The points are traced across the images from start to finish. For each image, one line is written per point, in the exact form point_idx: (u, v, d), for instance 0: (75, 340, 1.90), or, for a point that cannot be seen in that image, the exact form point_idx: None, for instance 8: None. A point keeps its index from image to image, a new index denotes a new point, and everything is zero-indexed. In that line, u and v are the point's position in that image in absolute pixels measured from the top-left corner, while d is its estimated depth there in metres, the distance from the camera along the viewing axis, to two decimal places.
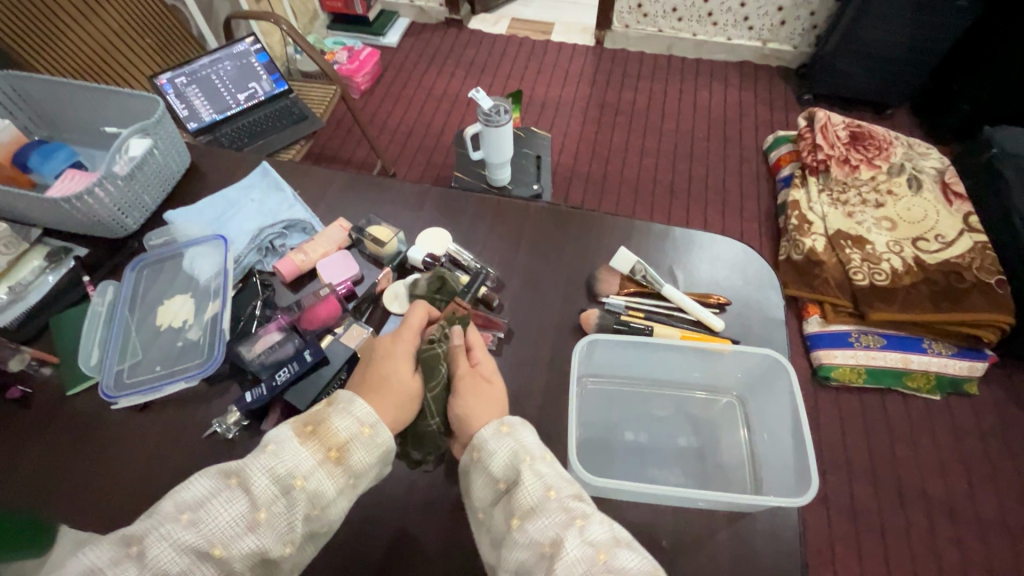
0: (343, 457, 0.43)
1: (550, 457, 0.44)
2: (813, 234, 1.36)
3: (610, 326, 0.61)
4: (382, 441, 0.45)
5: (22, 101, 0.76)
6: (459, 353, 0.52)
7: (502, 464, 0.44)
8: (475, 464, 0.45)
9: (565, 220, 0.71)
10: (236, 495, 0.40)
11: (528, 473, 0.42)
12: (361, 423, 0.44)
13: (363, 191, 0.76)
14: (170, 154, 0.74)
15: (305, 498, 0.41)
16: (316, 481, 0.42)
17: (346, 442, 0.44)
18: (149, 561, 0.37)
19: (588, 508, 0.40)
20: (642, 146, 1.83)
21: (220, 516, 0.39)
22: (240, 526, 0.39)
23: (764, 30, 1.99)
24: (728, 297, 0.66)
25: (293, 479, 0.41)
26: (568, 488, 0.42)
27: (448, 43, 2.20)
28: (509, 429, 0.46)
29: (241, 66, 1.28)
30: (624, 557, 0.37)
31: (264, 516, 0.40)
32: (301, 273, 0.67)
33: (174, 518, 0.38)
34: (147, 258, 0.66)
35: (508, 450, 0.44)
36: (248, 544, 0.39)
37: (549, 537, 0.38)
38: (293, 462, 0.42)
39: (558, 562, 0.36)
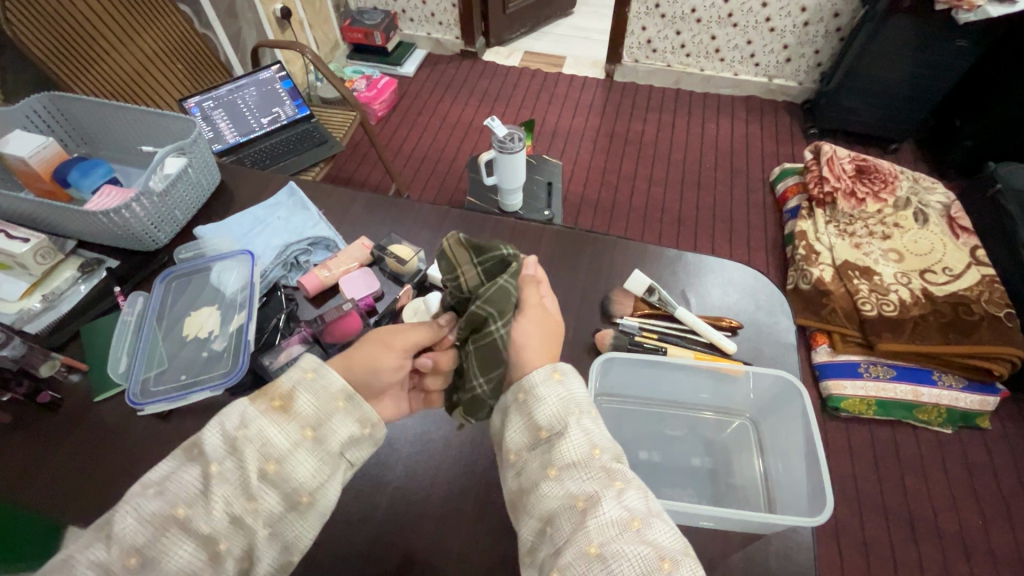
0: (288, 404, 0.42)
1: (596, 412, 0.44)
2: (821, 264, 1.38)
3: (624, 347, 0.62)
4: (327, 383, 0.43)
5: (64, 120, 0.80)
6: (530, 283, 0.52)
7: (551, 410, 0.43)
8: (518, 405, 0.45)
9: (579, 242, 0.73)
10: (192, 459, 0.40)
11: (575, 427, 0.42)
12: (304, 369, 0.44)
13: (384, 211, 0.78)
14: (201, 171, 0.78)
15: (252, 447, 0.40)
16: (259, 429, 0.41)
17: (288, 391, 0.43)
18: (118, 535, 0.37)
19: (628, 472, 0.41)
20: (651, 175, 1.87)
21: (179, 481, 0.39)
22: (197, 486, 0.39)
23: (769, 67, 2.06)
24: (740, 320, 0.67)
25: (235, 431, 0.40)
26: (611, 448, 0.42)
27: (463, 74, 2.28)
28: (560, 375, 0.45)
29: (266, 91, 1.36)
30: (656, 529, 0.38)
31: (215, 469, 0.39)
32: (323, 288, 0.69)
33: (141, 491, 0.39)
34: (176, 270, 0.69)
35: (558, 397, 0.44)
36: (204, 501, 0.38)
37: (585, 493, 0.39)
38: (241, 418, 0.41)
39: (593, 518, 0.37)
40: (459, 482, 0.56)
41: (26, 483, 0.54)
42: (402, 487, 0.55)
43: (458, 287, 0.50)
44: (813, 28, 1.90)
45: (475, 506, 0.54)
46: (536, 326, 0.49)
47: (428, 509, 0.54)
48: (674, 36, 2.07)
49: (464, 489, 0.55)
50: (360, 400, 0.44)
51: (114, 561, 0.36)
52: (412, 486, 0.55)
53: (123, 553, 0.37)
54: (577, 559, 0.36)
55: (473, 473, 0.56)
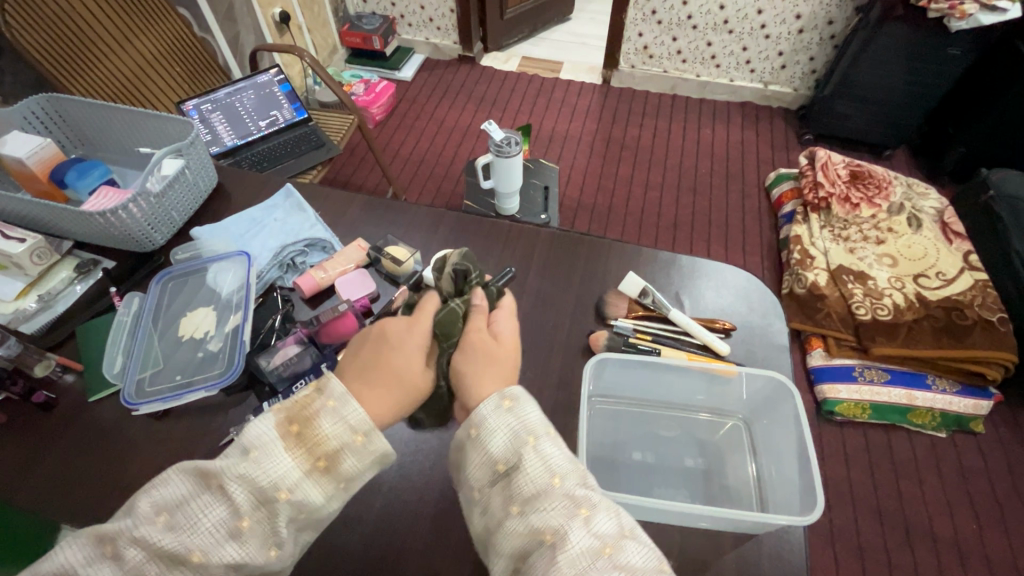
0: (332, 466, 0.42)
1: (551, 434, 0.43)
2: (815, 269, 1.40)
3: (619, 347, 0.63)
4: (374, 449, 0.43)
5: (62, 123, 0.81)
6: (479, 313, 0.52)
7: (502, 443, 0.43)
8: (472, 441, 0.43)
9: (574, 245, 0.73)
10: (216, 500, 0.39)
11: (531, 457, 0.41)
12: (354, 431, 0.42)
13: (381, 214, 0.79)
14: (199, 173, 0.78)
15: (288, 507, 0.40)
16: (302, 492, 0.41)
17: (335, 451, 0.42)
18: (126, 562, 0.37)
19: (593, 495, 0.40)
20: (647, 179, 1.88)
21: (200, 520, 0.38)
22: (221, 533, 0.38)
23: (765, 73, 2.07)
24: (733, 323, 0.67)
25: (277, 492, 0.40)
26: (573, 473, 0.41)
27: (461, 78, 2.30)
28: (510, 403, 0.44)
29: (264, 95, 1.37)
30: (628, 552, 0.38)
31: (246, 524, 0.39)
32: (319, 289, 0.69)
33: (150, 520, 0.38)
34: (172, 271, 0.69)
35: (508, 428, 0.43)
36: (229, 553, 0.38)
37: (552, 526, 0.38)
38: (281, 473, 0.40)
39: (564, 551, 0.37)
40: (454, 485, 0.56)
41: (20, 483, 0.54)
42: (397, 490, 0.55)
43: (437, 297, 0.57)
44: (808, 35, 1.92)
45: None
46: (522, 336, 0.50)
47: (423, 511, 0.54)
48: (670, 42, 2.09)
49: (459, 491, 0.55)
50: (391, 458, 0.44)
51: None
52: (407, 488, 0.56)
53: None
54: None
55: None
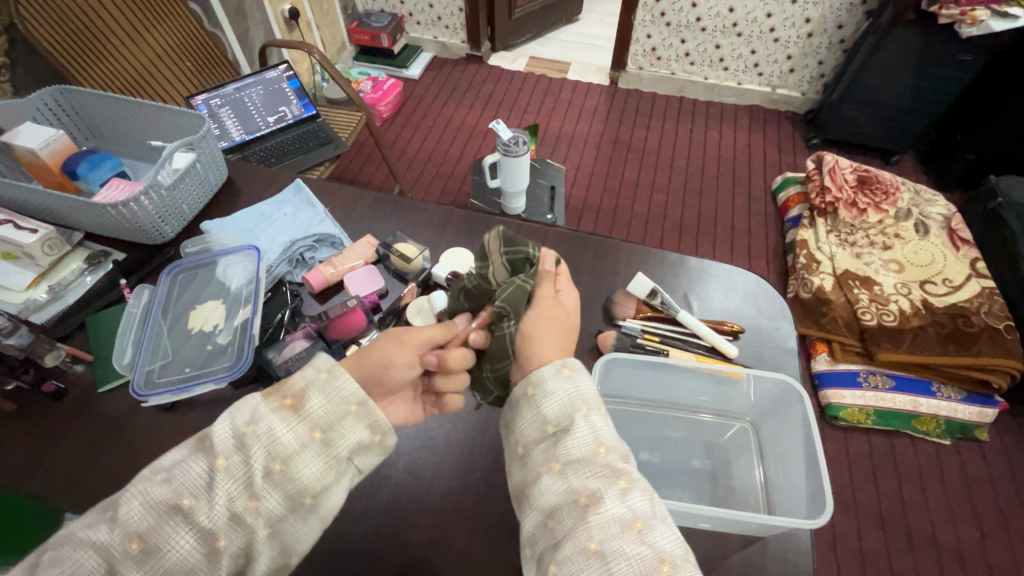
0: (299, 403, 0.43)
1: (604, 411, 0.44)
2: (821, 273, 1.39)
3: (626, 348, 0.63)
4: (338, 386, 0.44)
5: (75, 114, 0.81)
6: (546, 279, 0.53)
7: (557, 406, 0.44)
8: (527, 399, 0.45)
9: (582, 245, 0.74)
10: (203, 453, 0.40)
11: (581, 425, 0.43)
12: (318, 369, 0.44)
13: (390, 210, 0.79)
14: (210, 166, 0.78)
15: (259, 443, 0.40)
16: (267, 426, 0.41)
17: (302, 389, 0.43)
18: (121, 517, 0.38)
19: (634, 472, 0.41)
20: (653, 181, 1.89)
21: (187, 472, 0.40)
22: (204, 483, 0.39)
23: (773, 76, 2.08)
24: (741, 325, 0.67)
25: (246, 427, 0.41)
26: (618, 447, 0.42)
27: (469, 77, 2.30)
28: (569, 372, 0.45)
29: (272, 91, 1.38)
30: (658, 533, 0.38)
31: (221, 463, 0.40)
32: (329, 284, 0.70)
33: (149, 477, 0.40)
34: (182, 264, 0.69)
35: (566, 394, 0.44)
36: (210, 497, 0.39)
37: (589, 490, 0.39)
38: (250, 411, 0.42)
39: (594, 516, 0.38)
40: (460, 481, 0.56)
41: (29, 473, 0.55)
42: (403, 483, 0.56)
43: (483, 279, 0.52)
44: (817, 39, 1.92)
45: (476, 505, 0.54)
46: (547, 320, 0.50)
47: (429, 505, 0.54)
48: (678, 44, 2.09)
49: (466, 485, 0.56)
50: (385, 426, 0.45)
51: (116, 545, 0.38)
52: (414, 482, 0.56)
53: (125, 538, 0.38)
54: (576, 554, 0.36)
55: (474, 471, 0.57)
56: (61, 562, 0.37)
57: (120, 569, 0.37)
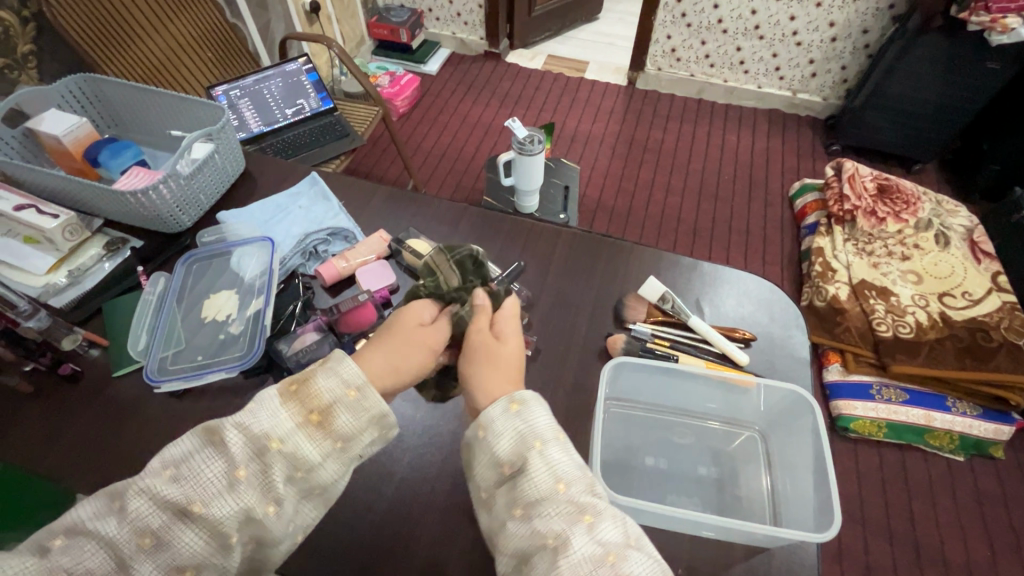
0: (326, 420, 0.42)
1: (560, 439, 0.44)
2: (837, 282, 1.37)
3: (635, 352, 0.63)
4: (369, 404, 0.43)
5: (98, 102, 0.83)
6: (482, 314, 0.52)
7: (507, 446, 0.43)
8: (480, 441, 0.44)
9: (594, 247, 0.74)
10: (217, 454, 0.39)
11: (535, 461, 0.42)
12: (346, 385, 0.43)
13: (403, 205, 0.79)
14: (227, 157, 0.79)
15: (281, 458, 0.40)
16: (294, 444, 0.41)
17: (328, 405, 0.42)
18: (129, 513, 0.38)
19: (598, 503, 0.41)
20: (668, 183, 1.89)
21: (201, 473, 0.39)
22: (221, 485, 0.39)
23: (794, 81, 2.06)
24: (754, 332, 0.66)
25: (270, 441, 0.40)
26: (578, 480, 0.42)
27: (487, 74, 2.30)
28: (518, 407, 0.44)
29: (292, 83, 1.39)
30: (633, 561, 0.38)
31: (243, 474, 0.39)
32: (340, 278, 0.70)
33: (157, 473, 0.39)
34: (197, 253, 0.70)
35: (515, 430, 0.43)
36: (227, 504, 0.38)
37: (554, 530, 0.39)
38: (273, 423, 0.41)
39: (565, 559, 0.37)
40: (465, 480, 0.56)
41: (43, 455, 0.56)
42: (408, 480, 0.56)
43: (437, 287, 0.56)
44: (841, 43, 1.90)
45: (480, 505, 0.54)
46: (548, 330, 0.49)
47: (432, 503, 0.54)
48: (699, 46, 2.08)
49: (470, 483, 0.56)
50: (390, 422, 0.44)
51: (126, 541, 0.37)
52: (419, 478, 0.56)
53: (136, 533, 0.37)
54: None
55: None
56: (71, 550, 0.37)
57: (131, 564, 0.37)
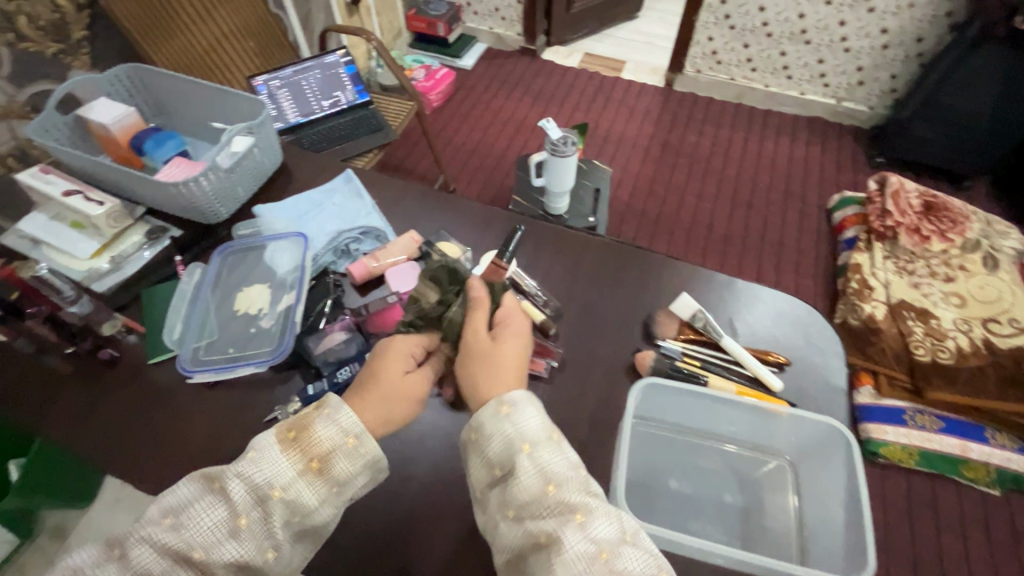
0: (325, 467, 0.45)
1: (550, 440, 0.45)
2: (874, 301, 1.33)
3: (664, 371, 0.61)
4: (366, 451, 0.46)
5: (145, 90, 0.85)
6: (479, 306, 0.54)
7: (498, 447, 0.45)
8: (473, 445, 0.46)
9: (625, 257, 0.72)
10: (219, 501, 0.43)
11: (524, 464, 0.43)
12: (345, 432, 0.46)
13: (435, 206, 0.79)
14: (267, 151, 0.79)
15: (282, 506, 0.43)
16: (295, 492, 0.44)
17: (328, 453, 0.45)
18: (131, 560, 0.41)
19: (591, 501, 0.42)
20: (700, 190, 1.85)
21: (202, 520, 0.42)
22: (223, 531, 0.42)
23: (840, 88, 1.99)
24: (787, 356, 0.64)
25: (272, 489, 0.43)
26: (568, 481, 0.43)
27: (521, 70, 2.29)
28: (508, 409, 0.46)
29: (329, 75, 1.41)
30: (625, 558, 0.40)
31: (244, 522, 0.42)
32: (370, 276, 0.70)
33: (157, 521, 0.42)
34: (233, 245, 0.71)
35: (505, 435, 0.45)
36: (229, 551, 0.42)
37: (546, 530, 0.40)
38: (274, 473, 0.44)
39: (558, 558, 0.38)
40: None
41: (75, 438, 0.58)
42: (425, 484, 0.56)
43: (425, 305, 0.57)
44: (892, 51, 1.83)
45: None
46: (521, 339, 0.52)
47: (448, 510, 0.54)
48: (741, 49, 2.02)
49: None
50: (382, 466, 0.47)
51: None
52: (438, 484, 0.56)
53: None
54: None
55: None
56: None
57: None
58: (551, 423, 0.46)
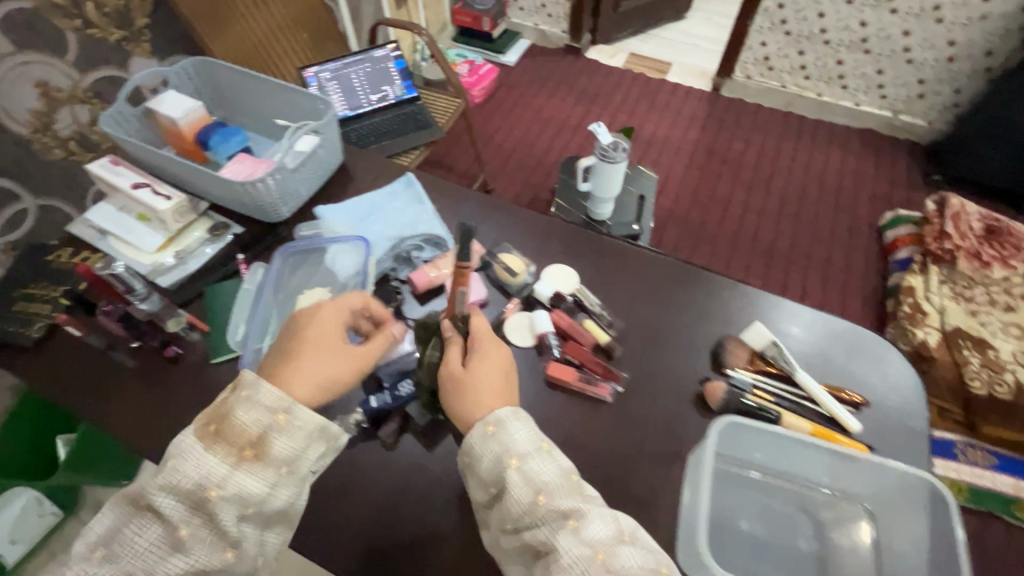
0: (260, 454, 0.46)
1: (536, 450, 0.47)
2: (927, 326, 1.27)
3: (735, 405, 0.58)
4: (299, 426, 0.47)
5: (210, 85, 0.85)
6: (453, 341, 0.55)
7: (488, 466, 0.47)
8: (467, 467, 0.49)
9: (694, 280, 0.70)
10: (150, 521, 0.45)
11: (514, 479, 0.46)
12: (271, 412, 0.47)
13: (495, 215, 0.77)
14: (330, 150, 0.78)
15: (227, 502, 0.44)
16: (235, 484, 0.45)
17: (258, 439, 0.46)
18: None
19: (584, 507, 0.44)
20: (745, 200, 1.80)
21: (138, 543, 0.44)
22: (164, 548, 0.44)
23: (898, 101, 1.91)
24: (866, 397, 0.61)
25: (208, 491, 0.44)
26: (558, 489, 0.45)
27: (565, 69, 2.25)
28: (493, 428, 0.48)
29: (379, 69, 1.40)
30: (620, 556, 0.42)
31: (184, 532, 0.44)
32: (431, 286, 0.69)
33: (89, 556, 0.44)
34: (294, 247, 0.71)
35: (493, 453, 0.47)
36: (176, 563, 0.43)
37: (543, 540, 0.43)
38: (204, 475, 0.44)
39: (556, 563, 0.41)
40: None
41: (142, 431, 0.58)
42: None
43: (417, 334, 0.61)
44: (958, 64, 1.75)
45: None
46: (497, 368, 0.52)
47: None
48: (796, 56, 1.95)
49: None
50: (334, 431, 0.49)
51: None
52: None
53: None
54: None
55: None
56: None
57: None
58: (537, 433, 0.48)
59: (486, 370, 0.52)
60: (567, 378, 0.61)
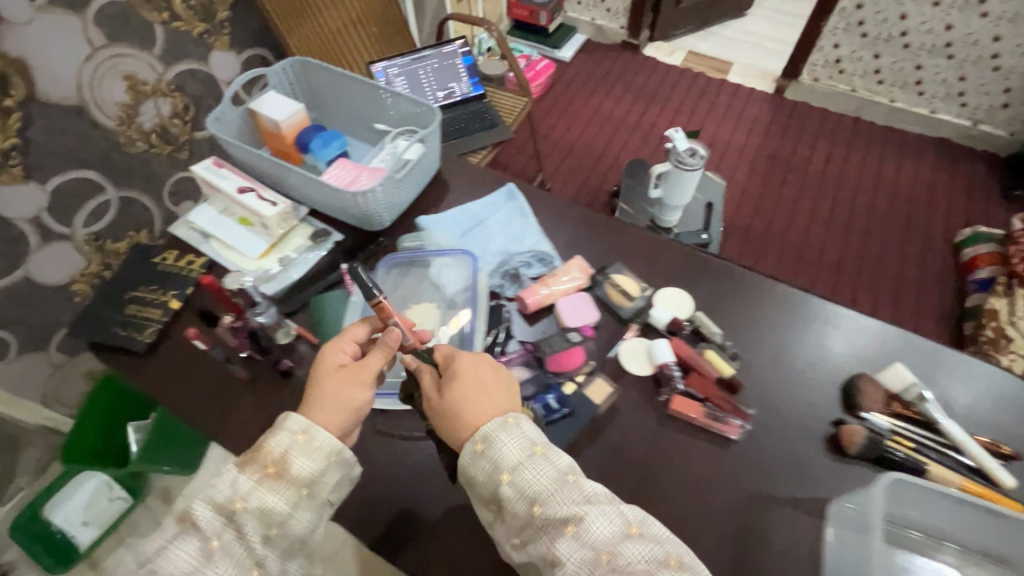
0: (283, 470, 0.45)
1: (528, 457, 0.45)
2: (1011, 352, 1.20)
3: (875, 450, 0.55)
4: (318, 446, 0.47)
5: (304, 85, 0.84)
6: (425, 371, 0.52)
7: (483, 482, 0.46)
8: (467, 485, 0.48)
9: (817, 311, 0.66)
10: (188, 535, 0.43)
11: (507, 493, 0.44)
12: (293, 433, 0.47)
13: (599, 232, 0.74)
14: (431, 158, 0.76)
15: (252, 515, 0.43)
16: (258, 498, 0.44)
17: (281, 456, 0.46)
18: None
19: (582, 509, 0.43)
20: (810, 210, 1.73)
21: (175, 557, 0.42)
22: (195, 562, 0.42)
23: (979, 109, 1.80)
24: (1015, 449, 0.57)
25: (234, 503, 0.43)
26: (552, 497, 0.44)
27: (621, 66, 2.19)
28: (482, 445, 0.46)
29: (446, 65, 1.37)
30: (624, 554, 0.41)
31: (216, 543, 0.42)
32: (541, 306, 0.66)
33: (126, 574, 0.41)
34: (398, 258, 0.69)
35: (485, 470, 0.46)
36: None
37: (546, 551, 0.42)
38: (233, 486, 0.44)
39: (561, 571, 0.40)
40: None
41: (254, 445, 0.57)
42: None
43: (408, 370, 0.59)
44: None
45: None
46: (470, 385, 0.49)
47: None
48: (870, 59, 1.86)
49: None
50: (349, 458, 0.48)
51: None
52: None
53: None
54: None
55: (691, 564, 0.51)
56: None
57: None
58: (527, 439, 0.46)
59: (461, 390, 0.48)
60: (692, 413, 0.58)
